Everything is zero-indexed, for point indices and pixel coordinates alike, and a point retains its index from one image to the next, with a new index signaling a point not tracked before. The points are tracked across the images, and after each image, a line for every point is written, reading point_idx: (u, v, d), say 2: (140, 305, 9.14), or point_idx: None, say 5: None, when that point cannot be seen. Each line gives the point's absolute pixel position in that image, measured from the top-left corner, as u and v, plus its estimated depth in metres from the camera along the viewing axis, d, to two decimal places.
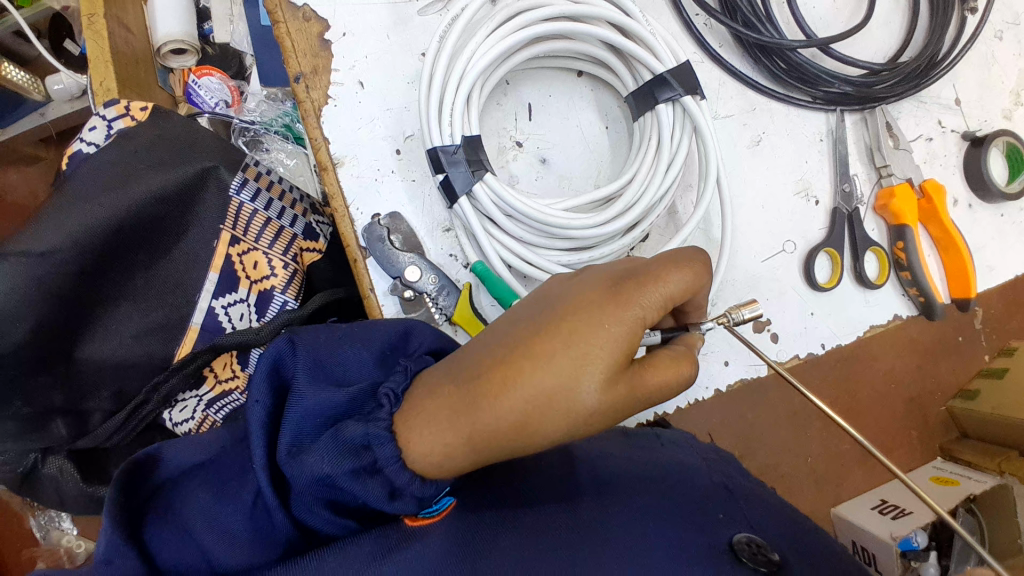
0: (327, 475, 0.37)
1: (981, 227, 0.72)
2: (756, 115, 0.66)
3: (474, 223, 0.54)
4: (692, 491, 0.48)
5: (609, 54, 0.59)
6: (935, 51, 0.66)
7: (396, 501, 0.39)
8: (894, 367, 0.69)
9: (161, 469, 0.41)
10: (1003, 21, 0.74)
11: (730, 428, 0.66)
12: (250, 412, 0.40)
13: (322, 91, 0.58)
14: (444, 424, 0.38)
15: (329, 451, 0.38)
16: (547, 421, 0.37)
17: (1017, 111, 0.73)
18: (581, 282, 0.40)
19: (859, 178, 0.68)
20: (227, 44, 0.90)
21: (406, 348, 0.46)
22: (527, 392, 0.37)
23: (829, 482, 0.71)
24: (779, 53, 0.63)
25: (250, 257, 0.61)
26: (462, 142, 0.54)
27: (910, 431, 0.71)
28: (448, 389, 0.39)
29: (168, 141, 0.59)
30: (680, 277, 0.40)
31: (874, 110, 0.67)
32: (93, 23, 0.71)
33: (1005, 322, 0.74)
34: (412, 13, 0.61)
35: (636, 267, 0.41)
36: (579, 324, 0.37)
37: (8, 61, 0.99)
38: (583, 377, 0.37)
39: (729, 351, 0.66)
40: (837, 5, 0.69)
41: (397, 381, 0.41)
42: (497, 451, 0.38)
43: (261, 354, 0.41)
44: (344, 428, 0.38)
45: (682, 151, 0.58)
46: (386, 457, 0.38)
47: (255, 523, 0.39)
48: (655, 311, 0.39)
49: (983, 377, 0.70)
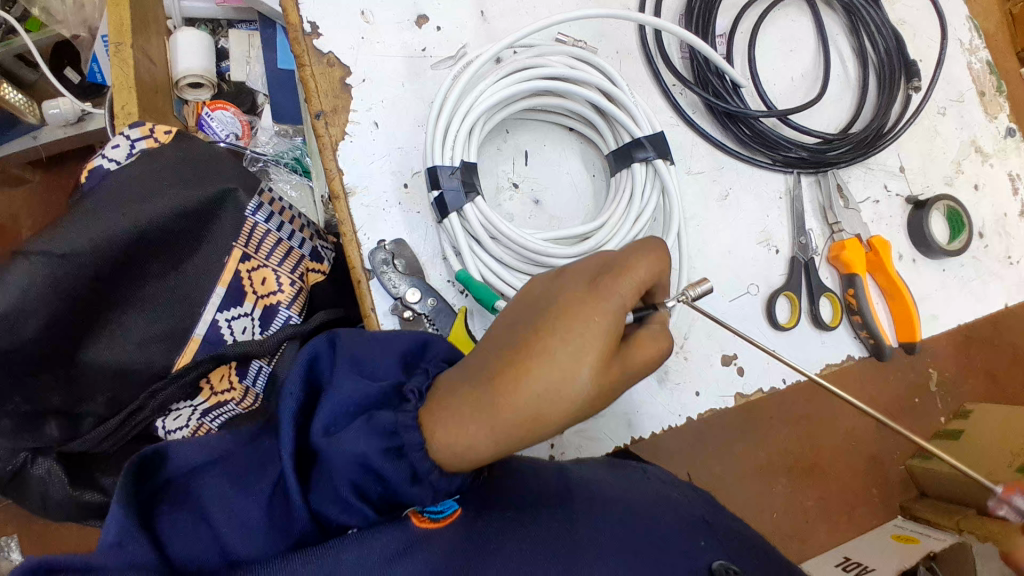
0: (363, 454, 0.41)
1: (925, 280, 0.80)
2: (724, 173, 0.74)
3: (460, 241, 0.60)
4: (675, 518, 0.51)
5: (596, 117, 0.67)
6: (881, 124, 0.76)
7: (417, 485, 0.43)
8: (852, 425, 0.81)
9: (169, 466, 0.42)
10: (946, 98, 0.86)
11: (704, 471, 0.74)
12: (283, 403, 0.43)
13: (339, 128, 0.64)
14: (465, 419, 0.42)
15: (364, 431, 0.42)
16: (554, 411, 0.42)
17: (956, 178, 0.84)
18: (563, 281, 0.46)
19: (814, 234, 0.76)
20: (241, 82, 0.97)
21: (423, 356, 0.50)
22: (536, 383, 0.42)
23: (793, 538, 0.78)
24: (744, 121, 0.72)
25: (259, 273, 0.65)
26: (460, 166, 0.60)
27: (871, 490, 0.83)
28: (463, 387, 0.44)
29: (190, 161, 0.63)
30: (651, 263, 0.46)
31: (826, 174, 0.76)
32: (119, 51, 0.77)
33: (960, 385, 0.84)
34: (426, 66, 0.68)
35: (608, 260, 0.47)
36: (568, 317, 0.43)
37: (7, 82, 1.03)
38: (579, 368, 0.42)
39: (700, 384, 0.71)
40: (795, 83, 0.79)
41: (421, 381, 0.47)
42: (508, 442, 0.43)
43: (304, 347, 0.47)
44: (376, 415, 0.43)
45: (651, 205, 0.65)
46: (413, 443, 0.43)
47: (272, 511, 0.41)
48: (631, 298, 0.45)
49: (943, 437, 0.80)
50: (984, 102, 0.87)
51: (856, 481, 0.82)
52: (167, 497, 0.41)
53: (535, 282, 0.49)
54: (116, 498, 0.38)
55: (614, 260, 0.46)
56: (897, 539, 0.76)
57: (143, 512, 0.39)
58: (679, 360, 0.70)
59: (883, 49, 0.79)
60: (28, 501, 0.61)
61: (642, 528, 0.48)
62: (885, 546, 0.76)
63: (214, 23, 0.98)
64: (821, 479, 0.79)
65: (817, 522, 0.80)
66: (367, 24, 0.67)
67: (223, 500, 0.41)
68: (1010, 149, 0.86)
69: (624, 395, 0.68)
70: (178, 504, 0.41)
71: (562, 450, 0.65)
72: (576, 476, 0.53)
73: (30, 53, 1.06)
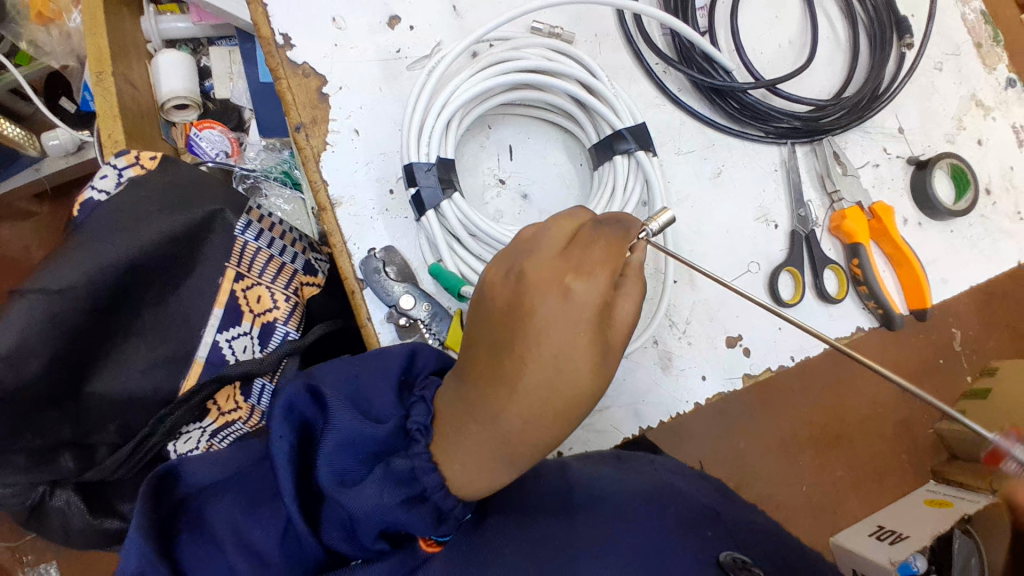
0: (383, 506, 0.43)
1: (932, 243, 0.78)
2: (716, 150, 0.73)
3: (439, 238, 0.59)
4: (684, 510, 0.52)
5: (576, 109, 0.65)
6: (875, 85, 0.73)
7: (442, 525, 0.44)
8: (877, 394, 0.83)
9: (182, 485, 0.48)
10: (942, 53, 0.83)
11: (721, 459, 0.78)
12: (275, 447, 0.45)
13: (321, 138, 0.64)
14: (480, 456, 0.43)
15: (386, 483, 0.43)
16: (565, 423, 0.42)
17: (958, 135, 0.81)
18: (525, 287, 0.43)
19: (814, 204, 0.74)
20: (227, 99, 0.96)
21: (413, 367, 0.50)
22: (542, 409, 0.41)
23: (825, 511, 0.81)
24: (732, 94, 0.70)
25: (254, 291, 0.65)
26: (436, 162, 0.60)
27: (899, 454, 0.84)
28: (467, 424, 0.44)
29: (176, 186, 0.63)
30: (605, 247, 0.44)
31: (822, 141, 0.74)
32: (102, 80, 0.76)
33: (986, 341, 0.82)
34: (402, 68, 0.67)
35: (569, 251, 0.44)
36: (538, 325, 0.41)
37: (4, 118, 1.03)
38: (577, 379, 0.41)
39: (706, 367, 0.69)
40: (784, 51, 0.77)
41: (421, 413, 0.46)
42: (524, 457, 0.43)
43: (277, 402, 0.46)
44: (393, 463, 0.44)
45: (634, 197, 0.64)
46: (433, 486, 0.44)
47: (287, 548, 0.44)
48: (602, 283, 0.43)
49: (969, 398, 0.78)
50: (981, 53, 0.84)
51: (881, 446, 0.83)
52: (183, 520, 0.45)
53: (493, 273, 0.45)
54: (134, 518, 0.43)
55: (575, 252, 0.44)
56: (932, 504, 0.75)
57: (163, 536, 0.44)
58: (681, 346, 0.69)
59: (872, 7, 0.76)
60: (52, 535, 0.62)
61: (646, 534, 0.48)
62: (920, 511, 0.75)
63: (195, 42, 0.98)
64: (842, 449, 0.82)
65: (847, 492, 0.82)
66: (339, 30, 0.66)
67: (234, 522, 0.45)
68: (1011, 100, 0.83)
69: (626, 385, 0.67)
70: (193, 529, 0.45)
71: (569, 445, 0.65)
72: (577, 477, 0.53)
73: (22, 88, 1.06)
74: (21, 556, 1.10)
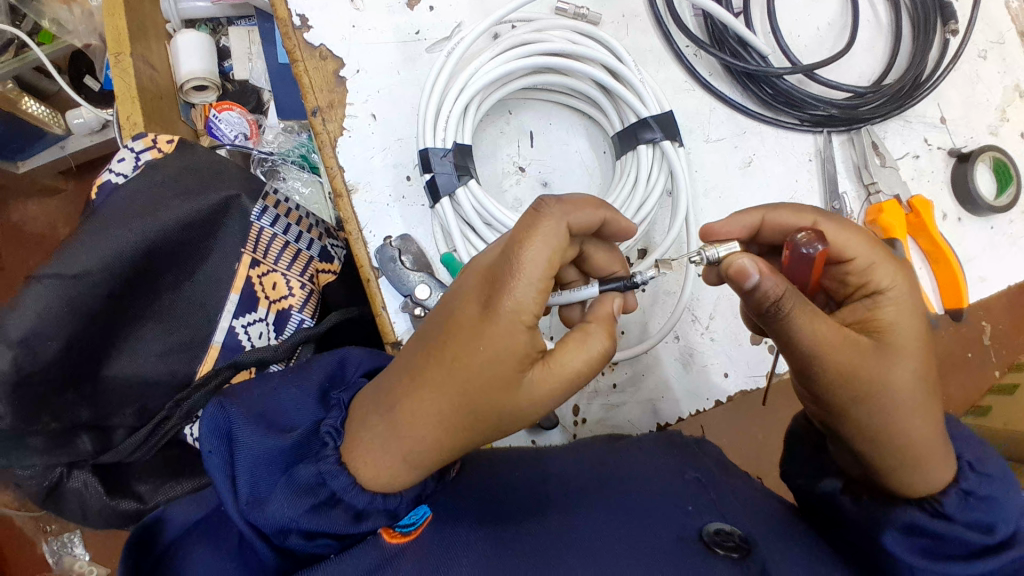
0: (291, 519, 0.42)
1: (971, 241, 0.74)
2: (746, 139, 0.70)
3: (451, 225, 0.58)
4: None
5: (600, 95, 0.63)
6: (918, 72, 0.69)
7: (364, 521, 0.45)
8: None
9: (164, 531, 0.46)
10: (987, 40, 0.78)
11: None
12: (208, 463, 0.44)
13: (337, 123, 0.63)
14: (383, 454, 0.44)
15: (289, 495, 0.43)
16: (472, 427, 0.43)
17: (1002, 127, 0.76)
18: (462, 287, 0.44)
19: (849, 197, 0.70)
20: (246, 81, 0.95)
21: (343, 375, 0.51)
22: (442, 409, 0.42)
23: None
24: (766, 80, 0.67)
25: (270, 278, 0.65)
26: (453, 147, 0.58)
27: None
28: (373, 420, 0.44)
29: (192, 171, 0.63)
30: (536, 251, 0.41)
31: (860, 130, 0.71)
32: (120, 61, 0.76)
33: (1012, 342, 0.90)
34: (421, 50, 0.65)
35: (501, 255, 0.43)
36: (456, 327, 0.42)
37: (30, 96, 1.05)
38: (481, 386, 0.41)
39: (728, 364, 0.66)
40: (821, 34, 0.73)
41: (336, 417, 0.47)
42: (425, 455, 0.44)
43: (198, 426, 0.44)
44: (296, 470, 0.44)
45: (658, 190, 0.61)
46: (343, 487, 0.44)
47: (244, 557, 0.45)
48: (534, 294, 0.41)
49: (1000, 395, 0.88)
50: None
51: None
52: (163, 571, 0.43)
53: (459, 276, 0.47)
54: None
55: (503, 258, 0.42)
56: None
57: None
58: (704, 342, 0.67)
59: None
60: (70, 515, 0.62)
61: (639, 532, 0.45)
62: None
63: (214, 22, 0.97)
64: None
65: None
66: (357, 11, 0.64)
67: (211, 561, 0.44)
68: None
69: (644, 381, 0.66)
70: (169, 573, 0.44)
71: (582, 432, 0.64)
72: (591, 475, 0.52)
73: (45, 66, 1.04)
74: (45, 526, 1.13)
